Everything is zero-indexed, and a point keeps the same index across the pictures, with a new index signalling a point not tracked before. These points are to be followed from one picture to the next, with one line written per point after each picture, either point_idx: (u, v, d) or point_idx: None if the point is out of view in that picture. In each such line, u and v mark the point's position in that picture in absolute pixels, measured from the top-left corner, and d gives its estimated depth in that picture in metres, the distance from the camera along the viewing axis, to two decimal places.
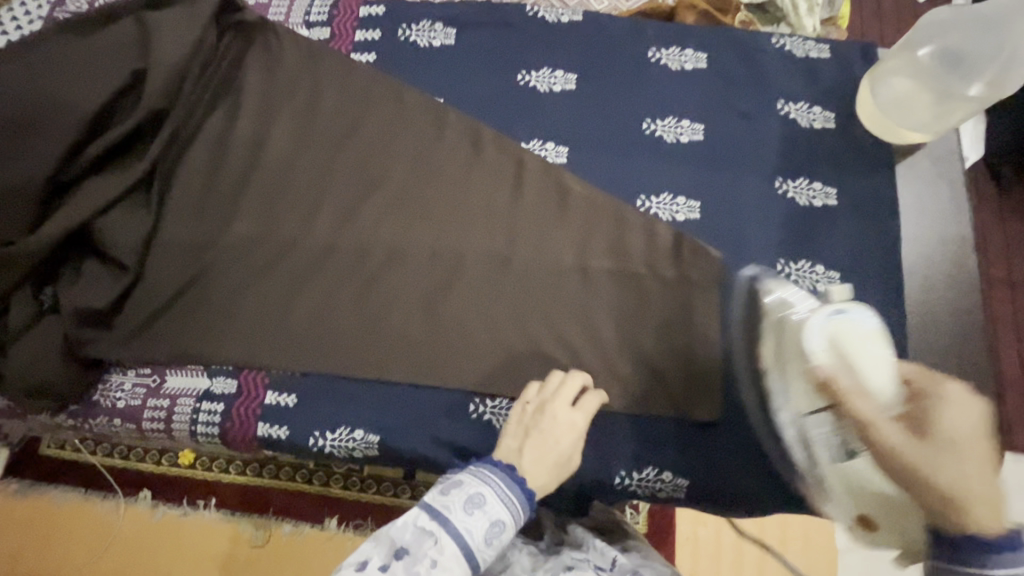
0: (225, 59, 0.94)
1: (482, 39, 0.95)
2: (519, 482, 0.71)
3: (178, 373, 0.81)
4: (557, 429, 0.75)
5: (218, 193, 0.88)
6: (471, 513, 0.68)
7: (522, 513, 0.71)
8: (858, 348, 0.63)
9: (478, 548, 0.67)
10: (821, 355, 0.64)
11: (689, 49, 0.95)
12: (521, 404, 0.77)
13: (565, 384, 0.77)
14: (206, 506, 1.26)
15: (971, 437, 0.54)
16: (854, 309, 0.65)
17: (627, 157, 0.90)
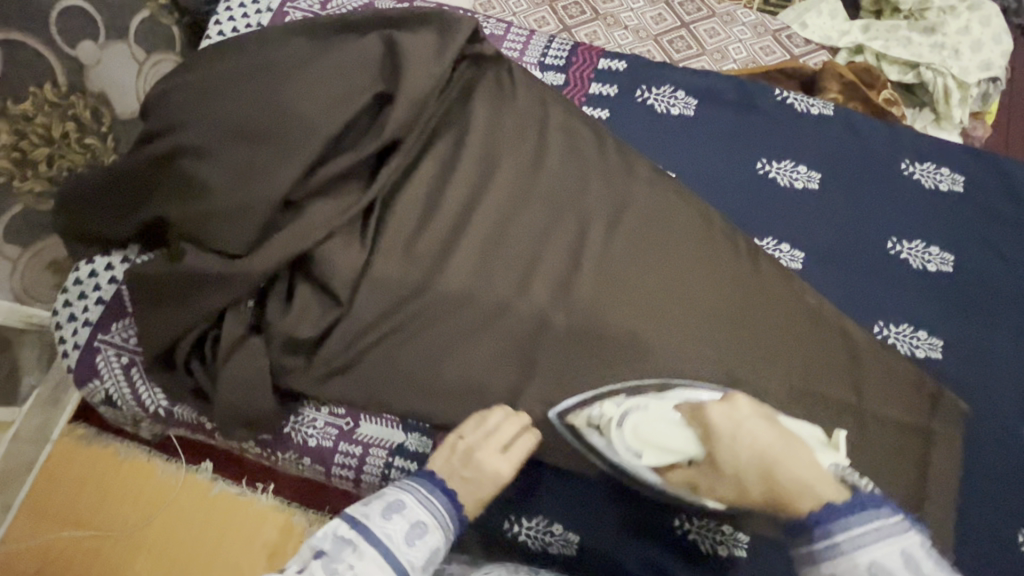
0: (456, 89, 0.89)
1: (725, 116, 0.90)
2: (441, 486, 0.69)
3: (371, 420, 0.79)
4: (485, 477, 0.71)
5: (434, 233, 0.83)
6: (389, 518, 0.64)
7: (450, 514, 0.67)
8: (651, 435, 0.70)
9: (407, 558, 0.62)
10: (654, 454, 0.70)
11: (946, 168, 0.88)
12: (456, 434, 0.73)
13: (501, 424, 0.73)
14: (262, 490, 1.24)
15: (772, 456, 0.61)
16: (631, 412, 0.72)
17: (866, 276, 0.84)
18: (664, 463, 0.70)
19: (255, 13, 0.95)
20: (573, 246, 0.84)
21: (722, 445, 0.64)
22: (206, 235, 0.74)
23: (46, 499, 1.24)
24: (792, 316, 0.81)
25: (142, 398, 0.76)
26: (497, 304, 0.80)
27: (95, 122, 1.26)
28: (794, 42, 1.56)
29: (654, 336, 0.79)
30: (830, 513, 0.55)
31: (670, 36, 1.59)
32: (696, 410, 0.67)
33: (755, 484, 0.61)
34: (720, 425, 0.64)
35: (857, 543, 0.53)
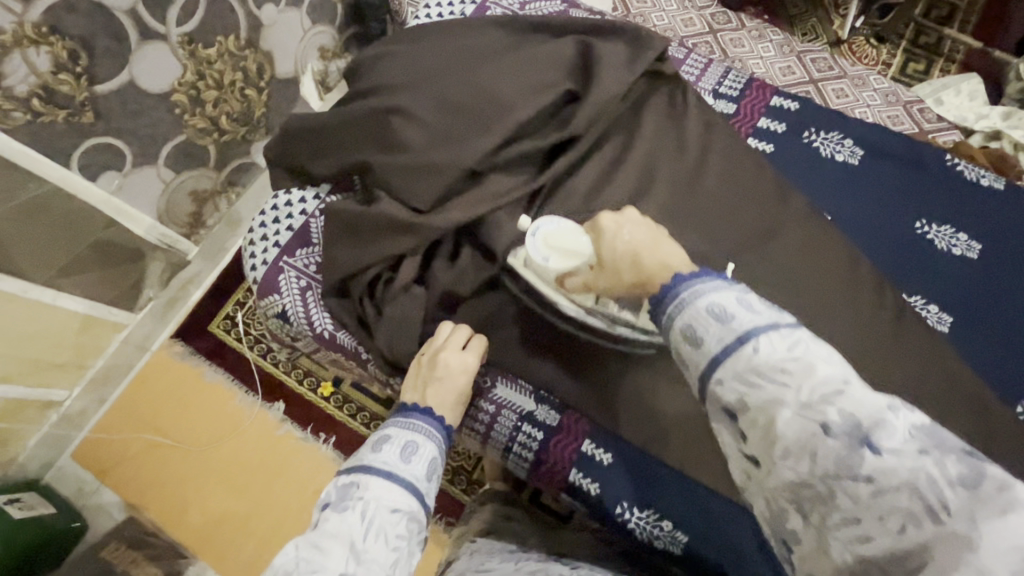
0: (632, 100, 0.95)
1: (890, 171, 0.91)
2: (418, 407, 0.73)
3: (508, 384, 0.83)
4: (452, 372, 0.77)
5: (588, 225, 0.89)
6: (380, 449, 0.66)
7: (431, 427, 0.71)
8: (557, 240, 0.75)
9: (409, 472, 0.64)
10: (560, 260, 0.75)
11: None
12: (416, 357, 0.80)
13: (451, 333, 0.80)
14: (324, 441, 1.39)
15: (647, 243, 0.63)
16: (543, 222, 0.77)
17: (1017, 356, 0.82)
18: (567, 266, 0.74)
19: (458, 3, 1.04)
20: (719, 264, 0.87)
21: (606, 240, 0.67)
22: (399, 187, 0.83)
23: (136, 403, 1.44)
24: (930, 376, 0.80)
25: (312, 320, 0.85)
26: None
27: (257, 76, 1.38)
28: (926, 117, 1.52)
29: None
30: (683, 281, 0.54)
31: (795, 90, 1.59)
32: (594, 225, 0.70)
33: (628, 273, 0.64)
34: (608, 229, 0.67)
35: (691, 297, 0.52)
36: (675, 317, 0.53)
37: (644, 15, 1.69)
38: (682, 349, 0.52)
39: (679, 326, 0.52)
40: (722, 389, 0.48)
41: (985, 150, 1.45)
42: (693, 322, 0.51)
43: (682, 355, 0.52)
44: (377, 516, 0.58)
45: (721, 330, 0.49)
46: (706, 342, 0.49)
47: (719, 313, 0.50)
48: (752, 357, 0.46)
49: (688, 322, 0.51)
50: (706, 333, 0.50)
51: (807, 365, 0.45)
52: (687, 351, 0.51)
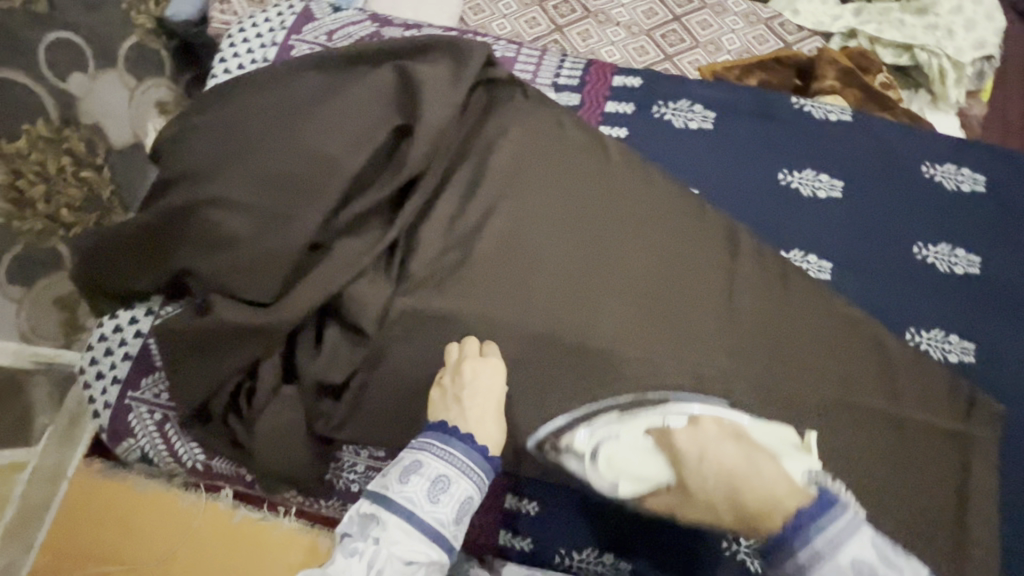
0: (472, 116, 0.89)
1: (744, 128, 0.89)
2: (455, 433, 0.71)
3: None
4: (478, 384, 0.73)
5: (453, 257, 0.83)
6: (407, 482, 0.69)
7: (472, 461, 0.71)
8: (624, 463, 0.70)
9: (434, 515, 0.68)
10: (630, 484, 0.70)
11: (966, 168, 0.89)
12: (437, 388, 0.75)
13: (464, 346, 0.76)
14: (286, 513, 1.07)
15: (738, 471, 0.63)
16: (599, 435, 0.72)
17: (899, 281, 0.83)
18: (637, 492, 0.69)
19: (260, 48, 0.93)
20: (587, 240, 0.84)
21: (689, 462, 0.65)
22: (234, 285, 0.74)
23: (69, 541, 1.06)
24: (829, 325, 0.80)
25: (179, 454, 0.76)
26: (526, 330, 0.80)
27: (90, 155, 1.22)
28: (786, 30, 1.54)
29: (660, 362, 0.79)
30: (801, 530, 0.60)
31: (662, 31, 1.55)
32: (663, 435, 0.68)
33: (721, 505, 0.64)
34: (686, 449, 0.66)
35: (823, 549, 0.59)
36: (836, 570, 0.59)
37: None
38: None
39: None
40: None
41: (845, 50, 1.49)
42: None
43: None
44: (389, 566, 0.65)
45: None
46: None
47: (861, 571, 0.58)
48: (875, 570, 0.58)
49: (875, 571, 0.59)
50: None
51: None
52: None
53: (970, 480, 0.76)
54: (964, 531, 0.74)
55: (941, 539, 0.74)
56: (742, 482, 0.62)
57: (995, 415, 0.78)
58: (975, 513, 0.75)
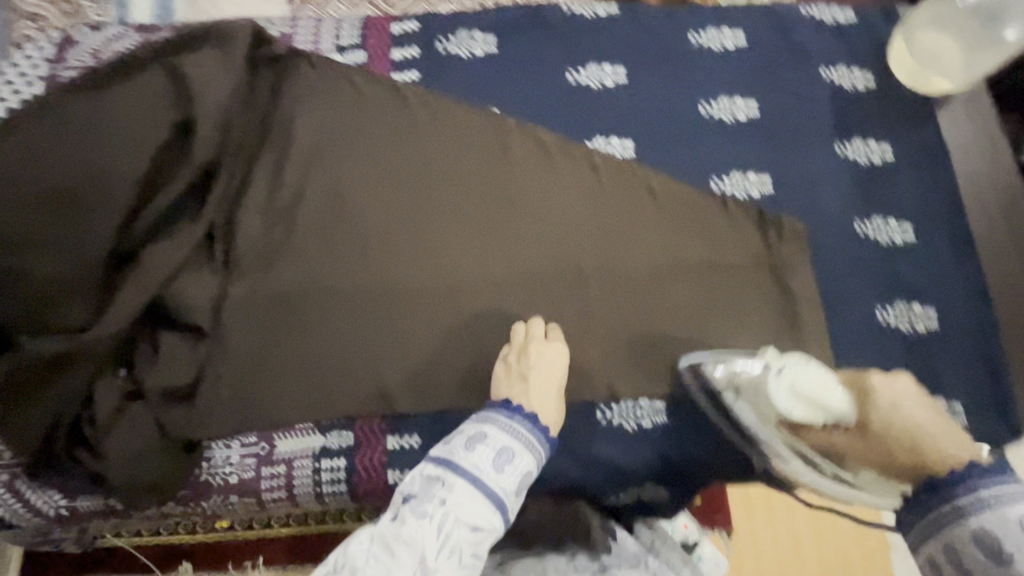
0: (263, 96, 0.88)
1: (525, 44, 0.94)
2: (520, 411, 0.69)
3: (287, 436, 0.76)
4: (546, 362, 0.74)
5: (277, 235, 0.83)
6: (473, 449, 0.65)
7: (533, 436, 0.68)
8: (804, 386, 0.70)
9: (499, 484, 0.64)
10: (805, 409, 0.70)
11: (726, 29, 0.97)
12: (501, 361, 0.75)
13: (530, 327, 0.78)
14: (254, 566, 1.05)
15: (930, 423, 0.63)
16: (789, 360, 0.72)
17: (693, 141, 0.91)
18: (810, 418, 0.69)
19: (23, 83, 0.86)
20: (400, 191, 0.87)
21: (880, 396, 0.66)
22: (39, 318, 0.70)
23: None
24: (643, 195, 0.87)
25: (37, 505, 0.73)
26: (357, 281, 0.82)
27: None
28: None
29: (504, 264, 0.84)
30: (958, 477, 0.56)
31: None
32: (861, 385, 0.69)
33: (900, 452, 0.62)
34: (879, 388, 0.67)
35: (1001, 501, 0.52)
36: (924, 534, 0.57)
37: None
38: (969, 553, 0.52)
39: (938, 545, 0.55)
40: None
41: None
42: (993, 526, 0.51)
43: (965, 562, 0.52)
44: (456, 532, 0.61)
45: (998, 569, 0.50)
46: (1014, 559, 0.49)
47: (990, 545, 0.51)
48: None
49: (942, 541, 0.55)
50: (1015, 549, 0.49)
51: None
52: (977, 557, 0.52)
53: (795, 293, 0.83)
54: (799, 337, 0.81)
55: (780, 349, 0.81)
56: (924, 435, 0.62)
57: (801, 231, 0.85)
58: (807, 319, 0.82)
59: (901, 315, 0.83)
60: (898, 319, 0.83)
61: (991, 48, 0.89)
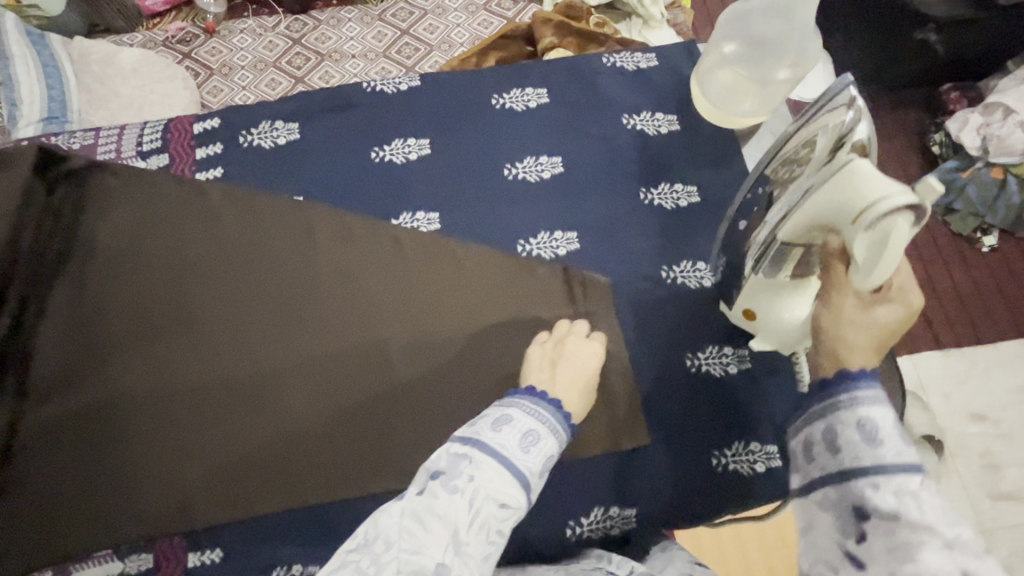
0: (63, 211, 0.88)
1: (328, 126, 0.95)
2: (542, 396, 0.68)
3: (85, 565, 0.76)
4: (581, 355, 0.75)
5: (72, 353, 0.82)
6: (500, 429, 0.62)
7: (555, 420, 0.66)
8: (891, 238, 0.52)
9: (526, 465, 0.60)
10: (863, 240, 0.54)
11: (530, 88, 0.98)
12: (537, 345, 0.77)
13: (574, 325, 0.80)
14: None
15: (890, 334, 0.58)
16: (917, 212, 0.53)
17: (500, 204, 0.91)
18: (858, 249, 0.55)
19: None
20: (223, 284, 0.86)
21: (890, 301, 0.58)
22: None
23: None
24: (453, 266, 0.87)
25: None
26: (171, 386, 0.81)
27: None
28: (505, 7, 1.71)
29: (330, 346, 0.84)
30: (859, 374, 0.55)
31: (397, 46, 1.66)
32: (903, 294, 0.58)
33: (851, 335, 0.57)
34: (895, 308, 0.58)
35: (854, 406, 0.54)
36: (808, 416, 0.57)
37: (227, 62, 1.61)
38: (848, 434, 0.53)
39: (819, 427, 0.56)
40: (874, 495, 0.50)
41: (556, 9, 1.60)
42: (870, 421, 0.53)
43: (840, 440, 0.54)
44: (485, 507, 0.56)
45: (846, 458, 0.53)
46: (882, 446, 0.52)
47: (869, 432, 0.52)
48: (909, 482, 0.49)
49: (825, 423, 0.55)
50: (883, 438, 0.52)
51: (909, 477, 0.49)
52: (854, 440, 0.53)
53: (604, 348, 0.82)
54: (610, 396, 0.80)
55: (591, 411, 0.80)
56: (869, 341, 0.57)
57: (607, 284, 0.85)
58: (618, 375, 0.81)
59: (712, 359, 0.83)
60: (710, 363, 0.83)
61: (773, 83, 0.91)
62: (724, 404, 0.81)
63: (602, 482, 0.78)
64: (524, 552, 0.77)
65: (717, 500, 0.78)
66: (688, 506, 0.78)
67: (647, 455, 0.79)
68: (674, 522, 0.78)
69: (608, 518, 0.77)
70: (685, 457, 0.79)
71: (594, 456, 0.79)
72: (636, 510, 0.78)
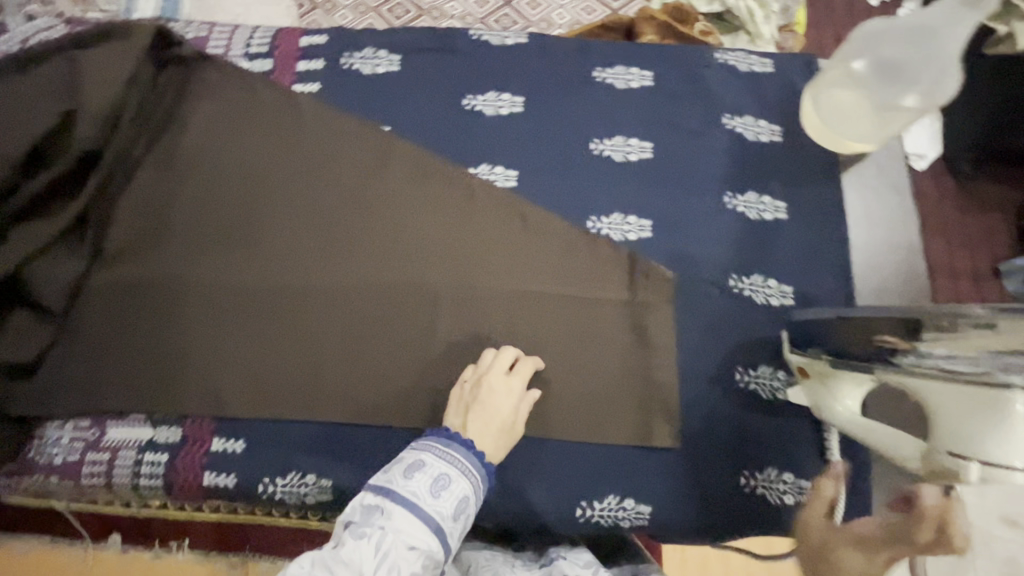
0: (165, 94, 0.92)
1: (426, 64, 0.95)
2: (455, 437, 0.68)
3: (119, 424, 0.78)
4: (497, 397, 0.73)
5: (146, 229, 0.85)
6: (411, 477, 0.63)
7: (469, 461, 0.67)
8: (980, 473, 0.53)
9: (435, 509, 0.62)
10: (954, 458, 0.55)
11: (635, 67, 0.95)
12: (459, 383, 0.76)
13: (499, 356, 0.76)
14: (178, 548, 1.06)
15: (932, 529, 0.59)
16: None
17: (580, 176, 0.89)
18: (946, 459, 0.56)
19: None
20: (293, 195, 0.88)
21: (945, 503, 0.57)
22: None
23: None
24: (518, 228, 0.86)
25: None
26: (224, 280, 0.83)
27: None
28: None
29: (379, 276, 0.84)
30: None
31: (495, 16, 1.63)
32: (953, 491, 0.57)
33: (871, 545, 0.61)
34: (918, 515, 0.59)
35: None
36: None
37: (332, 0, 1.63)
38: None
39: None
40: None
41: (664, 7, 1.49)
42: None
43: None
44: (395, 552, 0.58)
45: None
46: None
47: None
48: None
49: None
50: None
51: None
52: None
53: (653, 342, 0.81)
54: (649, 390, 0.79)
55: (625, 401, 0.79)
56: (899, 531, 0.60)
57: (672, 279, 0.83)
58: (661, 371, 0.80)
59: (762, 379, 0.80)
60: (759, 383, 0.80)
61: (893, 110, 0.84)
62: (765, 427, 0.78)
63: (623, 473, 0.76)
64: (531, 521, 0.76)
65: (738, 520, 0.75)
66: (706, 518, 0.75)
67: (677, 459, 0.77)
68: (688, 530, 0.75)
69: (621, 509, 0.75)
70: (715, 470, 0.76)
71: (616, 444, 0.77)
72: (651, 509, 0.75)
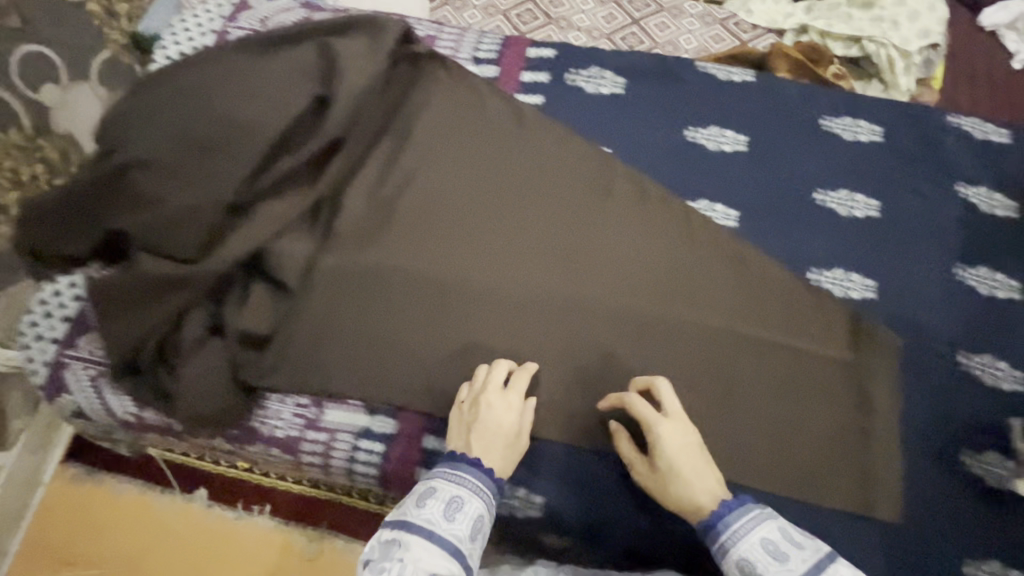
0: (397, 88, 0.94)
1: (651, 90, 0.95)
2: (463, 458, 0.69)
3: (336, 407, 0.81)
4: (494, 413, 0.72)
5: (371, 219, 0.86)
6: (425, 504, 0.63)
7: (480, 480, 0.67)
8: None
9: (452, 532, 0.62)
10: None
11: (863, 120, 0.94)
12: (456, 406, 0.74)
13: (490, 373, 0.75)
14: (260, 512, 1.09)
15: None
16: None
17: (802, 224, 0.88)
18: None
19: (199, 26, 1.00)
20: (513, 203, 0.89)
21: None
22: (159, 242, 0.76)
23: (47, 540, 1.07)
24: (740, 271, 0.84)
25: (111, 406, 0.80)
26: (444, 281, 0.84)
27: None
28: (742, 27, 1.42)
29: (593, 298, 0.84)
30: None
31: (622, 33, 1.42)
32: None
33: None
34: None
35: None
36: None
37: None
38: None
39: None
40: None
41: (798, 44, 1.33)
42: None
43: None
44: None
45: None
46: None
47: None
48: None
49: None
50: None
51: None
52: None
53: (873, 408, 0.78)
54: (867, 457, 0.77)
55: (841, 464, 0.77)
56: None
57: (896, 345, 0.81)
58: (880, 439, 0.78)
59: (988, 465, 0.77)
60: (984, 468, 0.77)
61: None
62: (988, 515, 0.75)
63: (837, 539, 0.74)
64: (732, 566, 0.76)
65: None
66: None
67: (894, 533, 0.74)
68: None
69: None
70: (934, 552, 0.74)
71: (831, 508, 0.75)
72: None
